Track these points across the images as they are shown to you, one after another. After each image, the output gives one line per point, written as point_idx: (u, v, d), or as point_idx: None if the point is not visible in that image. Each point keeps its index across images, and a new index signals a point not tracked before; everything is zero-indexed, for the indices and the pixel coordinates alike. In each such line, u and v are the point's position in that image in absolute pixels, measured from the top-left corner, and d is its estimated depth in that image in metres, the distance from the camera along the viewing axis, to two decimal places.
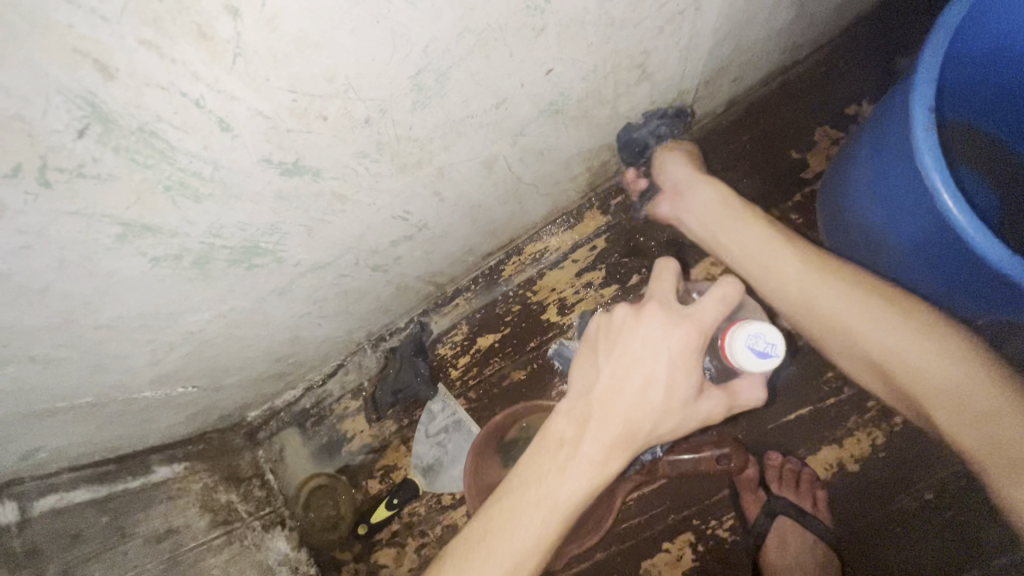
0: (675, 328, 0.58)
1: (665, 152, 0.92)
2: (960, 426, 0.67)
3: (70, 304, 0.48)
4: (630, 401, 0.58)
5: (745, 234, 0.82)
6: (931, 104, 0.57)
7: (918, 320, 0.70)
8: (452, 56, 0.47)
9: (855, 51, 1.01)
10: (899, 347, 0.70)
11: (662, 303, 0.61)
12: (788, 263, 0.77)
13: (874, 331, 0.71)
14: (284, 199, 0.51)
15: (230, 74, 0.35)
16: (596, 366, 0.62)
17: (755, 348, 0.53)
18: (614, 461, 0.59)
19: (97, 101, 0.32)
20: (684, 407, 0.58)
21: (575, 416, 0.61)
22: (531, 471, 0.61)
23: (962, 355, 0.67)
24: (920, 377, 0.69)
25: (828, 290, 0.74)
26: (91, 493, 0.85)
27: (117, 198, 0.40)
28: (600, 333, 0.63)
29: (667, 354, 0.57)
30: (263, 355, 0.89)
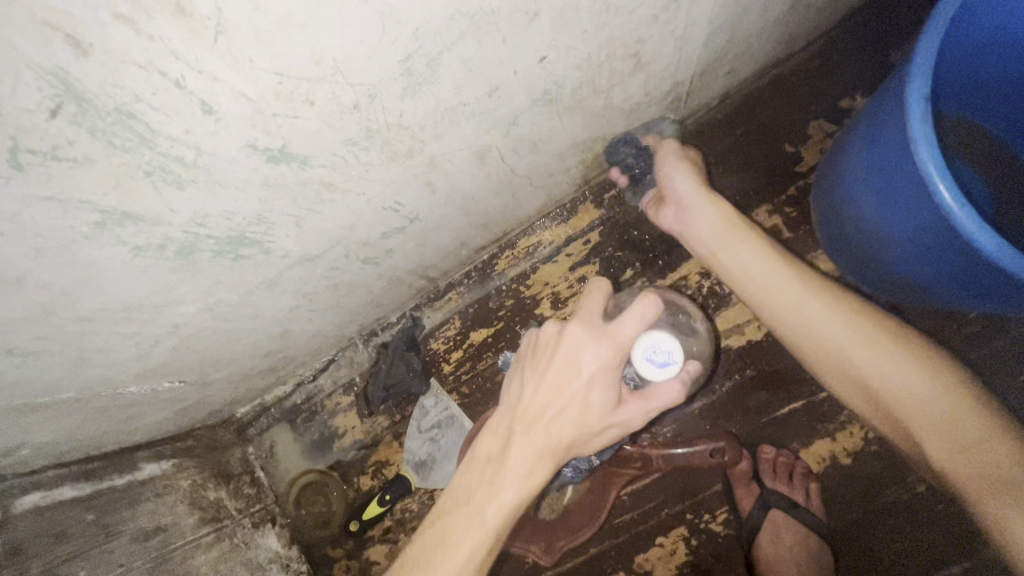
0: (593, 343, 0.57)
1: (674, 165, 0.90)
2: (945, 449, 0.66)
3: (49, 295, 0.47)
4: (550, 414, 0.57)
5: (744, 253, 0.80)
6: (926, 93, 0.57)
7: (905, 345, 0.71)
8: (443, 40, 0.46)
9: (849, 43, 1.01)
10: (886, 369, 0.70)
11: (583, 318, 0.59)
12: (779, 277, 0.77)
13: (863, 350, 0.71)
14: (271, 186, 0.50)
15: (212, 53, 0.34)
16: (521, 383, 0.61)
17: (655, 358, 0.59)
18: (538, 475, 0.57)
19: (71, 79, 0.31)
20: (600, 418, 0.57)
21: (502, 430, 0.60)
22: (461, 487, 0.59)
23: (947, 379, 0.68)
24: (905, 398, 0.68)
25: (820, 309, 0.74)
26: (77, 491, 0.83)
27: (95, 182, 0.38)
28: (529, 350, 0.63)
29: (585, 367, 0.56)
30: (253, 349, 0.87)
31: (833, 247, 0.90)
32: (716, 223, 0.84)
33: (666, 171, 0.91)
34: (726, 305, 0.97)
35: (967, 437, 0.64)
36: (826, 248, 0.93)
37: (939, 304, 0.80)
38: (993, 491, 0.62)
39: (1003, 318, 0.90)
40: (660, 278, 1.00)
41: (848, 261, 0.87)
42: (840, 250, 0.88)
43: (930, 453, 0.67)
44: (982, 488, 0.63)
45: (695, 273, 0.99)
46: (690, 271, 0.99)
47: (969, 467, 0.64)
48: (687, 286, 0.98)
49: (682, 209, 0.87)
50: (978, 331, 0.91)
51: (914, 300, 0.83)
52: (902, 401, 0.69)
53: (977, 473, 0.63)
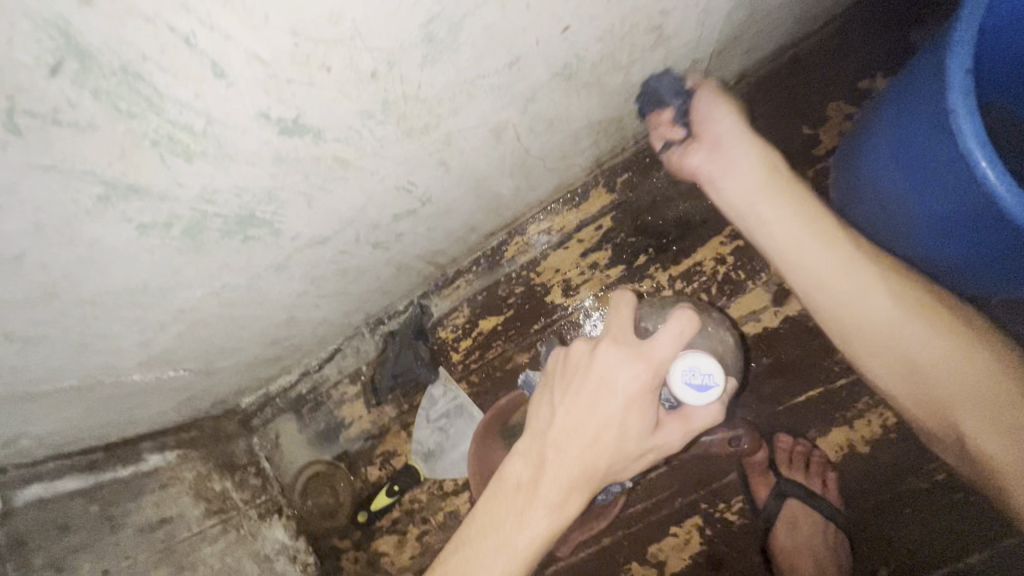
0: (628, 363, 0.54)
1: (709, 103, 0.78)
2: (990, 433, 0.62)
3: (50, 276, 0.44)
4: (582, 438, 0.54)
5: (793, 217, 0.70)
6: (968, 65, 0.54)
7: (957, 321, 0.66)
8: (466, 4, 0.43)
9: (870, 21, 0.98)
10: (932, 347, 0.65)
11: (615, 337, 0.56)
12: (826, 245, 0.68)
13: (912, 326, 0.65)
14: (283, 161, 0.47)
15: (225, 7, 0.31)
16: (552, 404, 0.57)
17: (694, 381, 0.55)
18: (572, 502, 0.55)
19: (72, 31, 0.28)
20: (638, 443, 0.54)
21: (532, 456, 0.56)
22: (488, 515, 0.56)
23: (999, 360, 0.63)
24: (951, 378, 0.64)
25: (870, 280, 0.66)
26: (78, 482, 0.82)
27: (98, 151, 0.36)
28: (556, 368, 0.59)
29: (622, 390, 0.53)
30: (259, 337, 0.85)
31: (854, 232, 0.88)
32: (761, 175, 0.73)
33: (706, 105, 0.78)
34: (742, 292, 0.95)
35: (1015, 422, 0.60)
36: None
37: (967, 289, 0.77)
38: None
39: None
40: (673, 265, 0.98)
41: (871, 247, 0.85)
42: (862, 236, 0.86)
43: (971, 438, 0.63)
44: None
45: (711, 259, 0.96)
46: (704, 257, 0.97)
47: (1015, 453, 0.60)
48: (702, 272, 0.96)
49: (719, 147, 0.76)
50: (1000, 317, 0.89)
51: (939, 286, 0.81)
52: (950, 380, 0.64)
53: (1023, 460, 0.59)
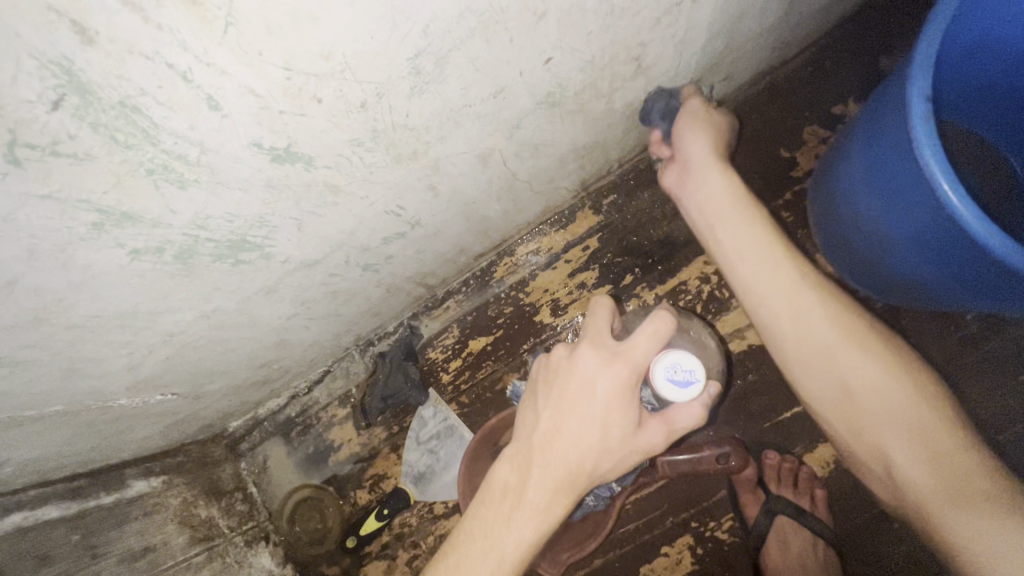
0: (607, 366, 0.54)
1: (690, 125, 0.81)
2: (914, 457, 0.62)
3: (41, 301, 0.45)
4: (564, 439, 0.54)
5: (744, 232, 0.72)
6: (928, 93, 0.57)
7: (886, 350, 0.66)
8: (451, 39, 0.45)
9: (841, 51, 1.02)
10: (861, 374, 0.65)
11: (593, 340, 0.57)
12: (769, 261, 0.70)
13: (845, 349, 0.66)
14: (274, 187, 0.49)
15: (221, 45, 0.33)
16: (535, 410, 0.57)
17: (677, 378, 0.58)
18: (558, 505, 0.54)
19: (74, 69, 0.29)
20: (622, 443, 0.54)
21: (518, 460, 0.56)
22: (476, 522, 0.56)
23: (924, 390, 0.64)
24: (879, 403, 0.64)
25: (807, 300, 0.68)
26: (60, 510, 0.80)
27: (95, 180, 0.37)
28: (540, 374, 0.60)
29: (602, 392, 0.54)
30: (247, 360, 0.85)
31: (833, 251, 0.91)
32: (720, 196, 0.75)
33: (694, 122, 0.82)
34: (727, 309, 0.97)
35: (934, 445, 0.61)
36: (826, 253, 0.94)
37: (942, 306, 0.80)
38: (960, 503, 0.58)
39: (1002, 320, 0.91)
40: (660, 283, 1.00)
41: (848, 263, 0.88)
42: (839, 253, 0.89)
43: (895, 461, 0.63)
44: (948, 499, 0.59)
45: (695, 278, 0.99)
46: (689, 276, 0.99)
47: (935, 477, 0.60)
48: (687, 291, 0.99)
49: (687, 169, 0.80)
50: (976, 332, 0.92)
51: (916, 302, 0.83)
52: (879, 407, 0.64)
53: (941, 482, 0.60)
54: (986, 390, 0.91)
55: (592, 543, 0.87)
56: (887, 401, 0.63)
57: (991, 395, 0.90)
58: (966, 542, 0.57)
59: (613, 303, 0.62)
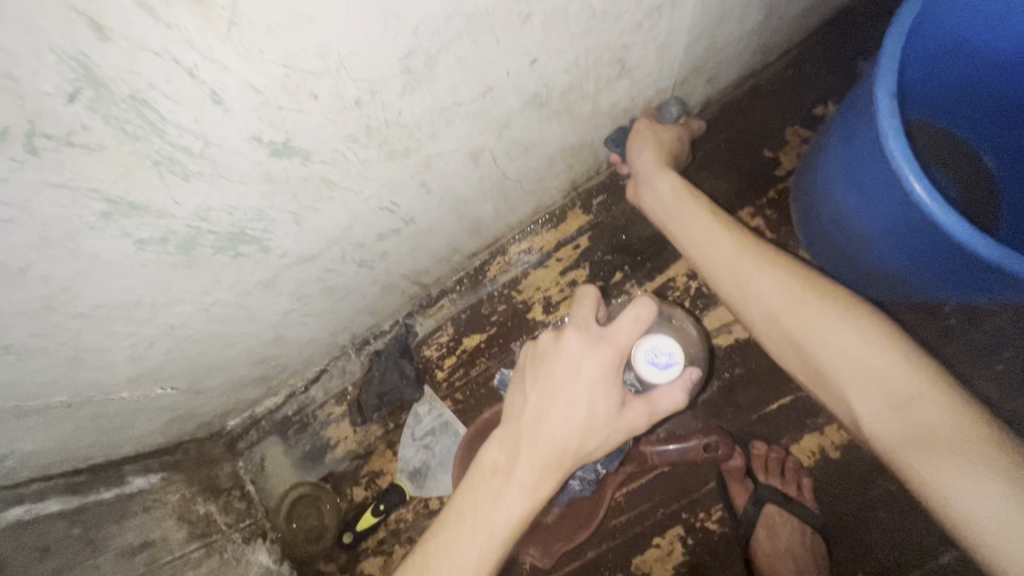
0: (592, 348, 0.57)
1: (637, 142, 0.88)
2: (875, 408, 0.58)
3: (50, 289, 0.47)
4: (550, 419, 0.56)
5: (687, 218, 0.76)
6: (892, 90, 0.61)
7: (843, 302, 0.64)
8: (441, 39, 0.48)
9: (822, 54, 1.06)
10: (806, 326, 0.64)
11: (579, 325, 0.60)
12: (717, 237, 0.73)
13: (791, 305, 0.65)
14: (273, 181, 0.51)
15: (224, 43, 0.36)
16: (523, 393, 0.60)
17: (657, 361, 0.61)
18: (545, 482, 0.57)
19: (90, 64, 0.32)
20: (607, 422, 0.56)
21: (507, 441, 0.58)
22: (466, 501, 0.58)
23: (885, 336, 0.60)
24: (834, 357, 0.61)
25: (754, 267, 0.69)
26: (60, 505, 0.81)
27: (105, 170, 0.39)
28: (527, 358, 0.62)
29: (587, 372, 0.56)
30: (245, 356, 0.87)
31: (815, 247, 0.94)
32: (668, 189, 0.81)
33: (640, 138, 0.88)
34: (714, 305, 1.00)
35: (894, 392, 0.57)
36: (809, 249, 0.97)
37: (921, 297, 0.83)
38: (921, 452, 0.54)
39: (978, 312, 0.94)
40: (649, 280, 1.03)
41: (829, 257, 0.92)
42: (821, 247, 0.93)
43: (857, 411, 0.60)
44: (910, 450, 0.55)
45: (683, 274, 1.02)
46: (677, 272, 1.02)
47: (895, 425, 0.57)
48: (675, 287, 1.01)
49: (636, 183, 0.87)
50: (954, 324, 0.95)
51: (894, 294, 0.86)
52: (834, 360, 0.61)
53: (902, 432, 0.56)
54: (965, 380, 0.93)
55: (584, 535, 0.92)
56: (837, 349, 0.61)
57: (970, 385, 0.93)
58: (931, 491, 0.53)
59: (599, 292, 0.65)
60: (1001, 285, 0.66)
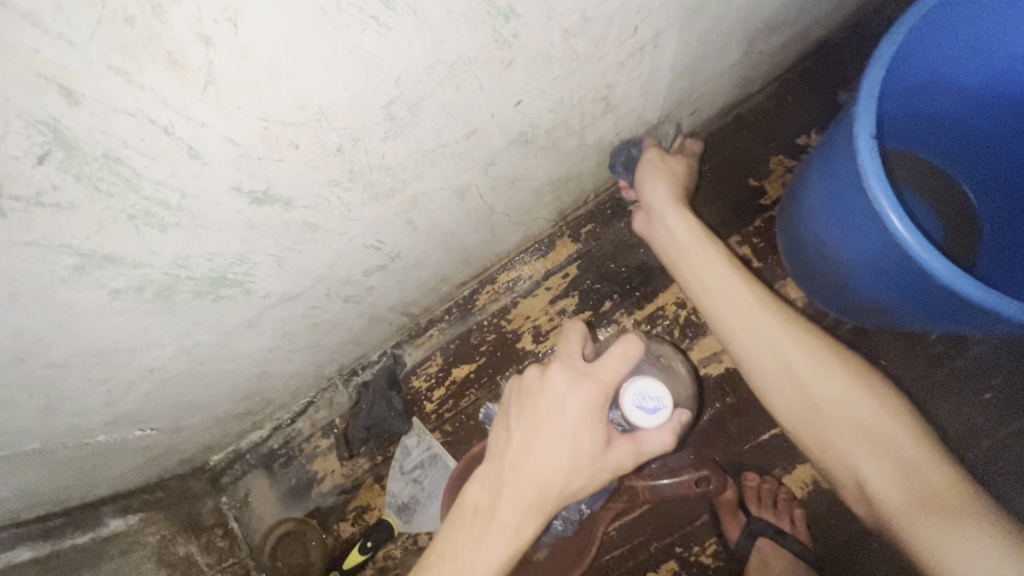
0: (578, 386, 0.56)
1: (651, 176, 0.87)
2: (882, 473, 0.64)
3: (21, 341, 0.46)
4: (534, 459, 0.55)
5: (708, 268, 0.77)
6: (872, 129, 0.61)
7: (855, 372, 0.69)
8: (423, 87, 0.48)
9: (803, 84, 1.08)
10: (822, 390, 0.68)
11: (564, 362, 0.59)
12: (743, 292, 0.74)
13: (810, 368, 0.69)
14: (254, 227, 0.51)
15: (201, 100, 0.35)
16: (507, 429, 0.59)
17: (645, 405, 0.59)
18: (528, 525, 0.55)
19: (61, 127, 0.31)
20: (592, 463, 0.55)
21: (490, 481, 0.57)
22: (447, 544, 0.57)
23: (887, 408, 0.66)
24: (847, 423, 0.66)
25: (781, 330, 0.71)
26: (32, 552, 0.79)
27: (78, 226, 0.38)
28: (512, 395, 0.61)
29: (572, 412, 0.55)
30: (229, 393, 0.85)
31: (800, 274, 0.95)
32: (688, 236, 0.81)
33: (657, 168, 0.89)
34: (704, 334, 1.00)
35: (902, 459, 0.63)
36: (794, 276, 0.97)
37: (904, 326, 0.84)
38: (928, 516, 0.60)
39: (964, 339, 0.95)
40: (638, 309, 1.02)
41: (813, 285, 0.92)
42: (804, 275, 0.94)
43: (864, 474, 0.65)
44: (915, 512, 0.61)
45: (672, 303, 1.02)
46: (666, 301, 1.02)
47: (902, 491, 0.62)
48: (664, 316, 1.01)
49: (651, 218, 0.86)
50: (941, 351, 0.95)
51: (876, 322, 0.88)
52: (850, 426, 0.66)
53: (908, 496, 0.62)
54: (954, 407, 0.93)
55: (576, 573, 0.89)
56: (851, 413, 0.66)
57: (959, 413, 0.93)
58: (935, 555, 0.58)
59: (585, 327, 0.65)
60: (982, 320, 0.67)
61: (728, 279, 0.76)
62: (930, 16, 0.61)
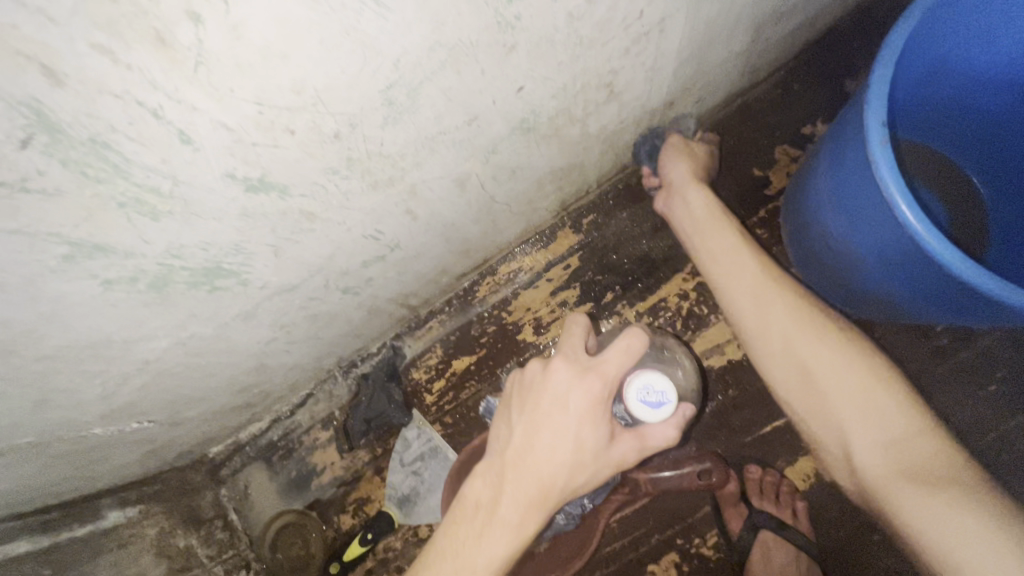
0: (580, 380, 0.55)
1: (673, 155, 0.90)
2: (871, 441, 0.63)
3: (11, 333, 0.45)
4: (536, 453, 0.54)
5: (717, 239, 0.80)
6: (883, 117, 0.60)
7: (851, 343, 0.69)
8: (423, 72, 0.46)
9: (810, 72, 1.06)
10: (817, 355, 0.68)
11: (567, 355, 0.58)
12: (744, 260, 0.77)
13: (806, 335, 0.70)
14: (250, 216, 0.49)
15: (191, 82, 0.34)
16: (509, 424, 0.58)
17: (649, 399, 0.58)
18: (530, 520, 0.54)
19: (44, 109, 0.30)
20: (595, 458, 0.54)
21: (491, 476, 0.56)
22: (448, 539, 0.56)
23: (883, 378, 0.65)
24: (838, 392, 0.66)
25: (778, 298, 0.73)
26: (30, 544, 0.78)
27: (66, 214, 0.37)
28: (514, 389, 0.60)
29: (575, 406, 0.54)
30: (227, 385, 0.84)
31: (805, 265, 0.94)
32: (703, 208, 0.84)
33: (679, 151, 0.91)
34: (706, 326, 0.99)
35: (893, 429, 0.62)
36: (800, 267, 0.96)
37: (910, 320, 0.83)
38: (913, 482, 0.59)
39: (970, 332, 0.94)
40: (640, 301, 1.01)
41: (818, 277, 0.91)
42: (810, 267, 0.93)
43: (852, 442, 0.65)
44: (899, 477, 0.60)
45: (675, 295, 1.01)
46: (669, 292, 1.01)
47: (889, 458, 0.62)
48: (667, 308, 1.00)
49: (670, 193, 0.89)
50: (946, 344, 0.94)
51: (882, 316, 0.87)
52: (841, 395, 0.66)
53: (895, 465, 0.61)
54: (958, 400, 0.93)
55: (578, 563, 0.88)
56: (843, 378, 0.66)
57: (962, 406, 0.93)
58: (915, 521, 0.57)
59: (589, 319, 0.63)
60: (991, 312, 0.66)
61: (733, 249, 0.78)
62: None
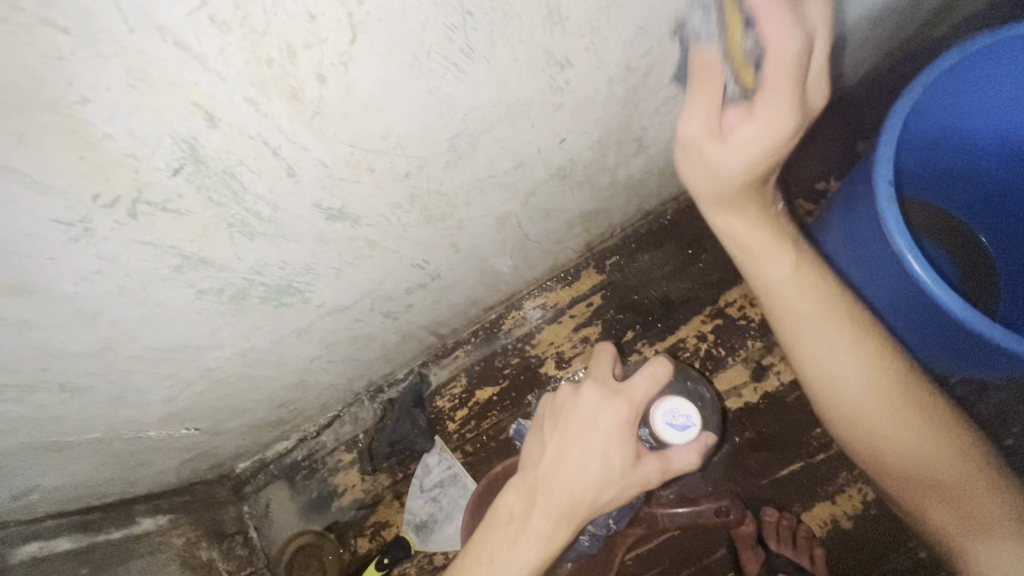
0: (610, 402, 0.59)
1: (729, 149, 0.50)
2: (938, 503, 0.62)
3: (114, 331, 0.51)
4: (569, 468, 0.58)
5: (765, 268, 0.62)
6: (889, 177, 0.66)
7: (931, 406, 0.62)
8: (484, 124, 0.54)
9: (824, 133, 1.13)
10: (890, 417, 0.61)
11: (596, 380, 0.63)
12: (805, 297, 0.62)
13: (877, 391, 0.61)
14: (324, 240, 0.56)
15: (306, 127, 0.41)
16: (541, 442, 0.62)
17: (675, 422, 0.65)
18: (561, 532, 0.58)
19: (196, 145, 0.37)
20: (622, 476, 0.58)
21: (524, 490, 0.60)
22: (482, 548, 0.60)
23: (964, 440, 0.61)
24: (905, 453, 0.62)
25: (854, 362, 0.61)
26: (72, 542, 0.80)
27: (185, 230, 0.44)
28: (546, 410, 0.65)
29: (604, 426, 0.58)
30: (268, 399, 0.89)
31: None
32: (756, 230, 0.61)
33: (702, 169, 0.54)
34: (723, 367, 1.02)
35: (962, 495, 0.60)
36: None
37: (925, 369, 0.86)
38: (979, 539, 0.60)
39: (985, 386, 0.96)
40: (660, 340, 1.06)
41: None
42: None
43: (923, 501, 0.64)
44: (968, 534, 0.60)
45: (693, 337, 1.05)
46: (687, 333, 1.05)
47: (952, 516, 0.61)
48: (686, 348, 1.04)
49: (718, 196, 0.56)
50: (961, 397, 0.96)
51: None
52: (920, 459, 0.61)
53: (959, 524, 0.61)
54: None
55: None
56: (913, 442, 0.61)
57: None
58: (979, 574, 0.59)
59: (615, 348, 0.68)
60: (1001, 363, 0.69)
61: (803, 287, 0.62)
62: (943, 77, 0.67)
